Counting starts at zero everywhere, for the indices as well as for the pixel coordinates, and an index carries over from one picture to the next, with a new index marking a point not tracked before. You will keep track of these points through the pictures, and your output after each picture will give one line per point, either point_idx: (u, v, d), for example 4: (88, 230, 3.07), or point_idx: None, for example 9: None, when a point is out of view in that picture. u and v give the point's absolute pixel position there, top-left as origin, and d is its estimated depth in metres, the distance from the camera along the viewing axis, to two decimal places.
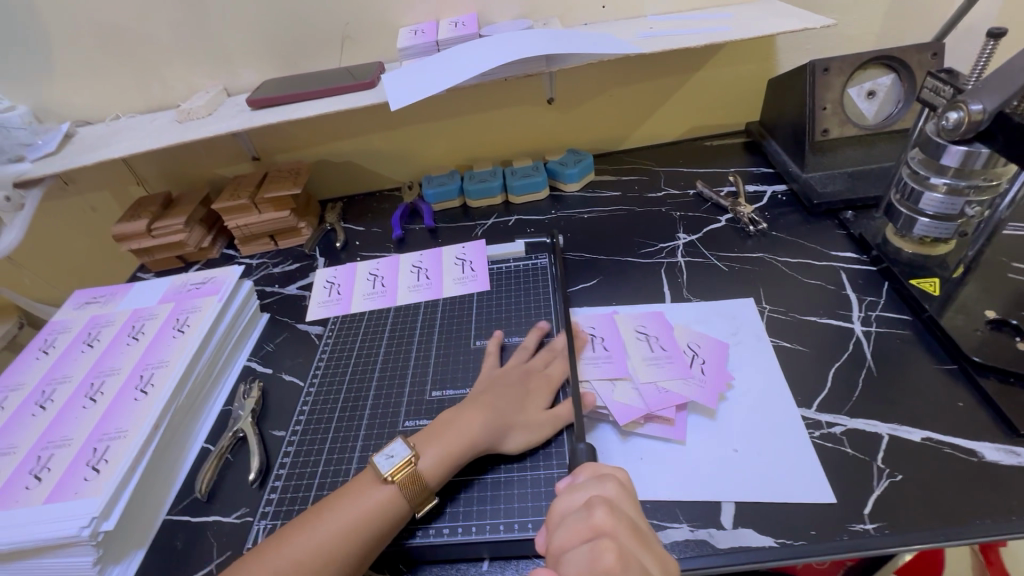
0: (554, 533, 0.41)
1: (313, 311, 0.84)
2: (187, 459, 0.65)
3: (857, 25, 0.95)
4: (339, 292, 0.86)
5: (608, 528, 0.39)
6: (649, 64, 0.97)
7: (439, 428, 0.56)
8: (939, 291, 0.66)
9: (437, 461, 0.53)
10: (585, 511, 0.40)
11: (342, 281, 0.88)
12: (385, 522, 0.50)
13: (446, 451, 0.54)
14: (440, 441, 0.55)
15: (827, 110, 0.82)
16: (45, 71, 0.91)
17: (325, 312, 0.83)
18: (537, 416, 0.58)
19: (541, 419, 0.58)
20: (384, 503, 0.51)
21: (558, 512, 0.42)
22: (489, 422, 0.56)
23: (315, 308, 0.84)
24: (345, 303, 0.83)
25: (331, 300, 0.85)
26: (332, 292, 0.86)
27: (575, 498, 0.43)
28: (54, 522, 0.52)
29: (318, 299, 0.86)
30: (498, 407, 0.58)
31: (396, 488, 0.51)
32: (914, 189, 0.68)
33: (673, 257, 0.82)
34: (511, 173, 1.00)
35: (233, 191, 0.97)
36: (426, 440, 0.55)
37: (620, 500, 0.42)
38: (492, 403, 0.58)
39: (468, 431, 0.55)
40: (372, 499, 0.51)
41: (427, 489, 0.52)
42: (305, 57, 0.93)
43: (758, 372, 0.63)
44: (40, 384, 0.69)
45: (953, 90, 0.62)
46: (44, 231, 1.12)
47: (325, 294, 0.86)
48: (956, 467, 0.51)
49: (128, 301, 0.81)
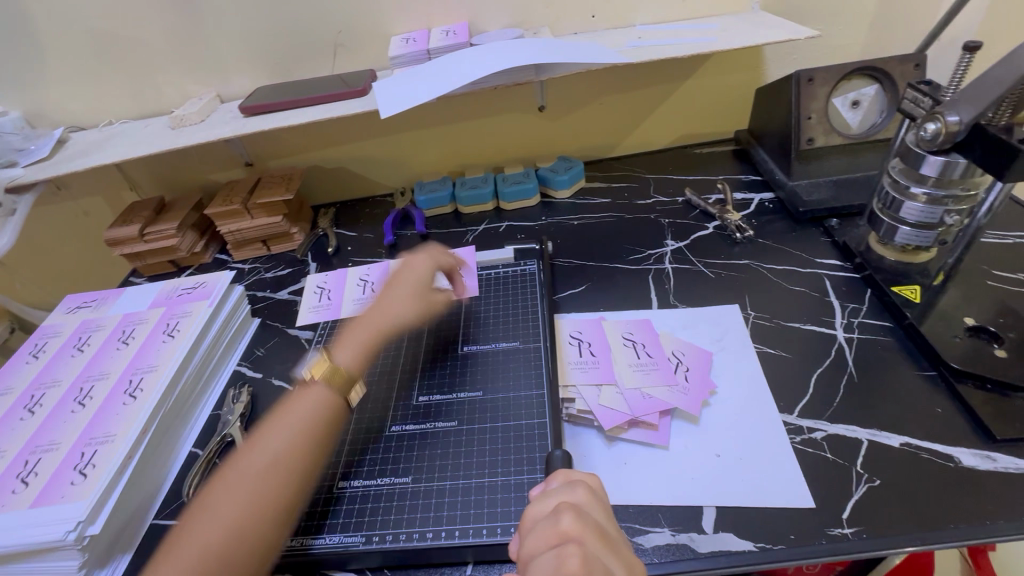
0: (523, 540, 0.41)
1: (305, 316, 0.84)
2: (175, 464, 0.65)
3: (843, 35, 0.97)
4: (330, 297, 0.86)
5: (575, 533, 0.39)
6: (638, 73, 0.98)
7: (351, 329, 0.67)
8: (919, 299, 0.67)
9: (351, 356, 0.64)
10: (554, 517, 0.40)
11: (332, 285, 0.88)
12: (324, 412, 0.57)
13: (360, 348, 0.65)
14: (352, 339, 0.66)
15: (813, 119, 0.84)
16: (38, 78, 0.92)
17: (316, 317, 0.83)
18: (417, 289, 0.72)
19: (424, 295, 0.72)
20: (319, 399, 0.58)
21: (529, 519, 0.43)
22: (390, 311, 0.69)
23: (306, 312, 0.85)
24: (335, 308, 0.83)
25: (321, 305, 0.85)
26: (323, 298, 0.86)
27: (545, 505, 0.43)
28: (40, 526, 0.52)
29: (309, 305, 0.86)
30: (389, 299, 0.71)
31: (323, 382, 0.59)
32: (896, 198, 0.69)
33: (660, 263, 0.83)
34: (502, 179, 1.01)
35: (226, 197, 0.97)
36: (341, 341, 0.66)
37: (589, 506, 0.42)
38: (386, 298, 0.71)
39: (371, 324, 0.68)
40: (306, 400, 0.58)
41: (350, 375, 0.61)
42: (298, 64, 0.94)
43: (741, 378, 0.64)
44: (29, 389, 0.69)
45: (932, 102, 0.63)
46: (37, 236, 1.12)
47: (315, 299, 0.87)
48: (934, 472, 0.52)
49: (120, 305, 0.81)
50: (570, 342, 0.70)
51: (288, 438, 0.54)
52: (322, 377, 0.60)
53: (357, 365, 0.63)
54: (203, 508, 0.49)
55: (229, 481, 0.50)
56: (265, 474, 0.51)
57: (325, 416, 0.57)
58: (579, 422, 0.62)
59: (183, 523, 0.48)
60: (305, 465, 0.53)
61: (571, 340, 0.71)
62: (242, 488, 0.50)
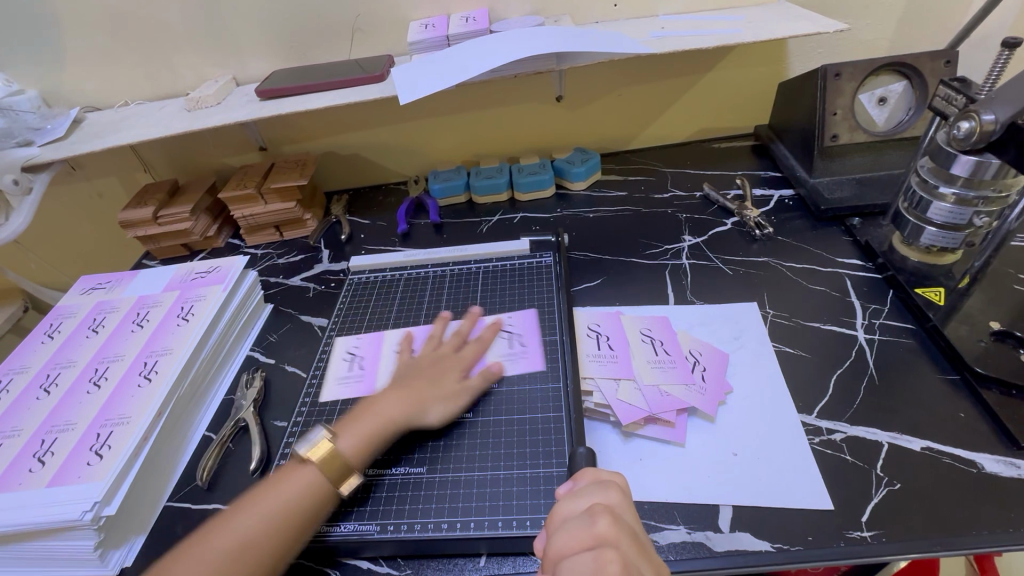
0: (553, 537, 0.41)
1: (331, 391, 0.67)
2: (189, 448, 0.65)
3: (870, 30, 0.94)
4: (362, 368, 0.70)
5: (611, 538, 0.39)
6: (659, 63, 0.96)
7: (355, 411, 0.59)
8: (944, 301, 0.66)
9: (355, 441, 0.56)
10: (589, 519, 0.40)
11: (368, 352, 0.72)
12: (304, 501, 0.51)
13: (363, 435, 0.56)
14: (360, 422, 0.57)
15: (838, 115, 0.82)
16: (54, 56, 0.92)
17: (343, 393, 0.67)
18: (455, 382, 0.62)
19: (452, 393, 0.61)
20: (305, 484, 0.52)
21: (559, 516, 0.42)
22: (410, 402, 0.59)
23: (333, 386, 0.68)
24: (368, 382, 0.68)
25: (352, 376, 0.69)
26: (354, 367, 0.70)
27: (575, 503, 0.43)
28: (57, 505, 0.53)
29: (336, 375, 0.70)
30: (416, 387, 0.61)
31: (315, 467, 0.53)
32: (923, 198, 0.68)
33: (678, 258, 0.82)
34: (517, 170, 1.00)
35: (240, 181, 0.97)
36: (344, 423, 0.58)
37: (620, 507, 0.42)
38: (413, 384, 0.61)
39: (386, 412, 0.58)
40: (291, 482, 0.52)
41: (349, 465, 0.54)
42: (314, 48, 0.93)
43: (758, 377, 0.63)
44: (44, 368, 0.69)
45: (966, 99, 0.61)
46: (51, 216, 1.13)
47: (344, 367, 0.71)
48: (957, 478, 0.51)
49: (133, 288, 0.81)
50: (588, 335, 0.70)
51: (258, 522, 0.49)
52: (318, 459, 0.54)
53: (359, 456, 0.55)
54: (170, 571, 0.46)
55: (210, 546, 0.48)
56: (218, 565, 0.47)
57: (302, 507, 0.51)
58: (596, 416, 0.61)
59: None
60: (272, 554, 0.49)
61: (590, 332, 0.70)
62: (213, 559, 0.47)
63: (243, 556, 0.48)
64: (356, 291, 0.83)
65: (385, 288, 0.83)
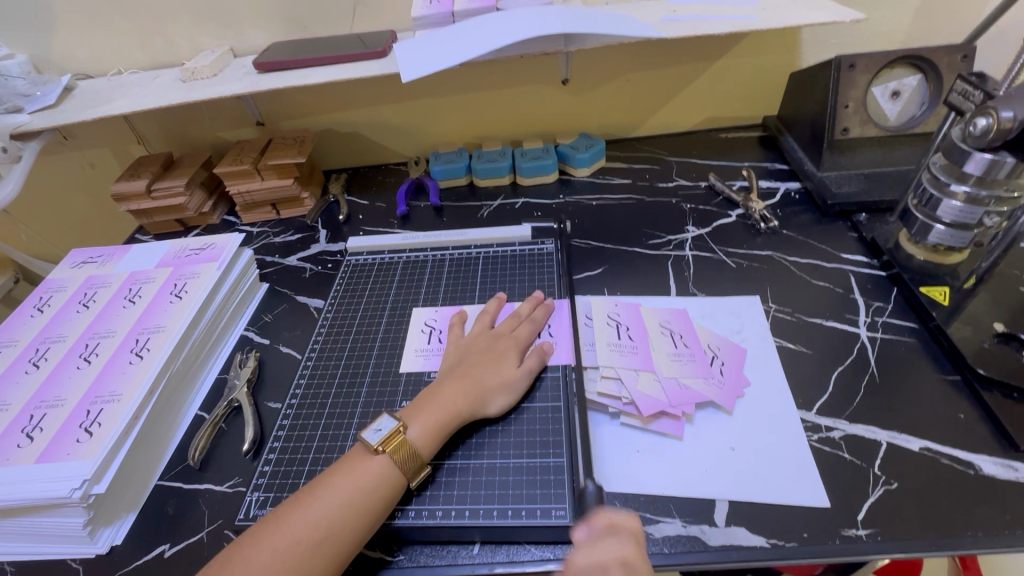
0: None
1: (410, 361, 0.67)
2: (181, 426, 0.65)
3: (887, 21, 0.92)
4: (441, 340, 0.69)
5: None
6: (668, 49, 0.93)
7: (414, 401, 0.57)
8: (948, 300, 0.65)
9: (425, 431, 0.53)
10: None
11: (445, 325, 0.71)
12: (379, 494, 0.49)
13: (434, 425, 0.54)
14: (425, 413, 0.55)
15: (849, 108, 0.80)
16: (45, 21, 0.88)
17: (424, 364, 0.66)
18: (515, 369, 0.60)
19: (512, 379, 0.59)
20: (379, 476, 0.50)
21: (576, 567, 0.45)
22: (473, 392, 0.57)
23: (411, 357, 0.67)
24: None
25: (431, 348, 0.68)
26: (433, 340, 0.69)
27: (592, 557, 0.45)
28: (45, 481, 0.52)
29: (415, 346, 0.69)
30: (475, 377, 0.58)
31: (388, 458, 0.51)
32: (934, 196, 0.67)
33: (680, 250, 0.81)
34: (521, 153, 0.98)
35: (235, 156, 0.94)
36: (405, 414, 0.55)
37: (636, 563, 0.45)
38: (471, 373, 0.59)
39: (451, 402, 0.56)
40: (366, 471, 0.50)
41: (419, 456, 0.52)
42: (313, 20, 0.90)
43: (759, 371, 0.62)
44: (34, 342, 0.68)
45: (984, 95, 0.60)
46: (41, 186, 1.10)
47: (422, 340, 0.70)
48: (954, 480, 0.51)
49: (127, 263, 0.80)
50: (607, 323, 0.68)
51: (339, 511, 0.47)
52: (390, 451, 0.51)
53: (429, 446, 0.53)
54: (252, 551, 0.45)
55: (288, 531, 0.46)
56: (297, 555, 0.45)
57: (378, 499, 0.49)
58: (594, 407, 0.61)
59: (234, 553, 0.45)
60: (351, 543, 0.47)
61: (609, 321, 0.69)
62: (291, 549, 0.45)
63: (324, 546, 0.46)
64: (353, 273, 0.82)
65: (383, 271, 0.82)
